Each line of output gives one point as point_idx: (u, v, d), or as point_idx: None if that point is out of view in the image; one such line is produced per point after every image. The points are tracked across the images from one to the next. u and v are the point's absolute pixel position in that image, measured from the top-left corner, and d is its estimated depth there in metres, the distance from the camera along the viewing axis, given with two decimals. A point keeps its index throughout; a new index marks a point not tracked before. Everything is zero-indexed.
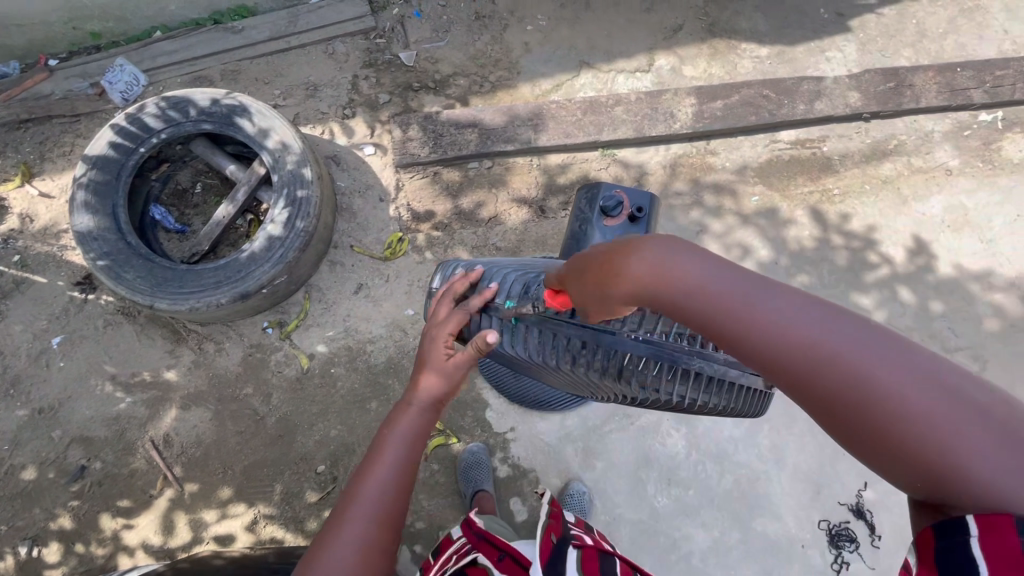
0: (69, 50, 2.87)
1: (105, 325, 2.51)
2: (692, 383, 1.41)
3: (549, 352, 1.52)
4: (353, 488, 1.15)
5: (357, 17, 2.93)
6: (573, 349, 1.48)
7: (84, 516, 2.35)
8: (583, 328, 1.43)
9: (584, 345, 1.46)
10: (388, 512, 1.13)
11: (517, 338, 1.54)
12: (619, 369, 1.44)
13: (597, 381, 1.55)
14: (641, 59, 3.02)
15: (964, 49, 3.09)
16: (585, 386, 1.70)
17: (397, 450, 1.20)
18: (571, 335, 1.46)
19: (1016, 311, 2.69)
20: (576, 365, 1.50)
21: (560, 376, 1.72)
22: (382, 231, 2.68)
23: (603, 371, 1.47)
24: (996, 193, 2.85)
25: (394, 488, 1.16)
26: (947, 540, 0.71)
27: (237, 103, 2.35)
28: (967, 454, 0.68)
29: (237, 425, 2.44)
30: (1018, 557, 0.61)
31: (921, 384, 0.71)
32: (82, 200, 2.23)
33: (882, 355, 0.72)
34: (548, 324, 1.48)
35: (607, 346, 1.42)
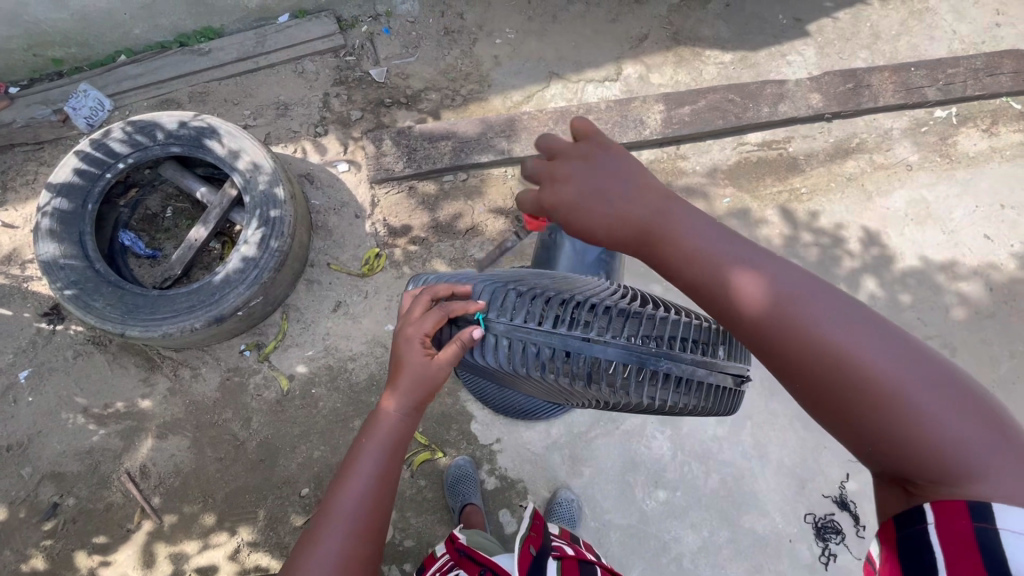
0: (30, 77, 2.81)
1: (75, 355, 2.44)
2: (663, 385, 1.42)
3: (518, 361, 1.43)
4: (329, 502, 1.16)
5: (326, 35, 2.93)
6: (543, 357, 1.41)
7: (58, 555, 2.27)
8: (553, 335, 1.39)
9: (554, 352, 1.40)
10: (366, 524, 1.15)
11: (485, 349, 1.43)
12: (589, 375, 1.41)
13: (567, 388, 1.49)
14: (609, 68, 3.08)
15: (916, 49, 3.21)
16: (552, 392, 1.66)
17: (372, 460, 1.19)
18: (541, 343, 1.40)
19: (980, 299, 2.78)
20: (545, 374, 1.42)
21: (524, 384, 1.64)
22: (359, 248, 2.67)
23: (573, 378, 1.42)
24: (955, 186, 2.96)
25: (370, 499, 1.17)
26: (905, 531, 0.85)
27: (205, 125, 2.32)
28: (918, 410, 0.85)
29: (217, 451, 2.39)
30: (972, 544, 0.77)
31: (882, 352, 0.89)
32: (47, 228, 2.17)
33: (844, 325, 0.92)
34: (517, 333, 1.40)
35: (575, 353, 1.40)
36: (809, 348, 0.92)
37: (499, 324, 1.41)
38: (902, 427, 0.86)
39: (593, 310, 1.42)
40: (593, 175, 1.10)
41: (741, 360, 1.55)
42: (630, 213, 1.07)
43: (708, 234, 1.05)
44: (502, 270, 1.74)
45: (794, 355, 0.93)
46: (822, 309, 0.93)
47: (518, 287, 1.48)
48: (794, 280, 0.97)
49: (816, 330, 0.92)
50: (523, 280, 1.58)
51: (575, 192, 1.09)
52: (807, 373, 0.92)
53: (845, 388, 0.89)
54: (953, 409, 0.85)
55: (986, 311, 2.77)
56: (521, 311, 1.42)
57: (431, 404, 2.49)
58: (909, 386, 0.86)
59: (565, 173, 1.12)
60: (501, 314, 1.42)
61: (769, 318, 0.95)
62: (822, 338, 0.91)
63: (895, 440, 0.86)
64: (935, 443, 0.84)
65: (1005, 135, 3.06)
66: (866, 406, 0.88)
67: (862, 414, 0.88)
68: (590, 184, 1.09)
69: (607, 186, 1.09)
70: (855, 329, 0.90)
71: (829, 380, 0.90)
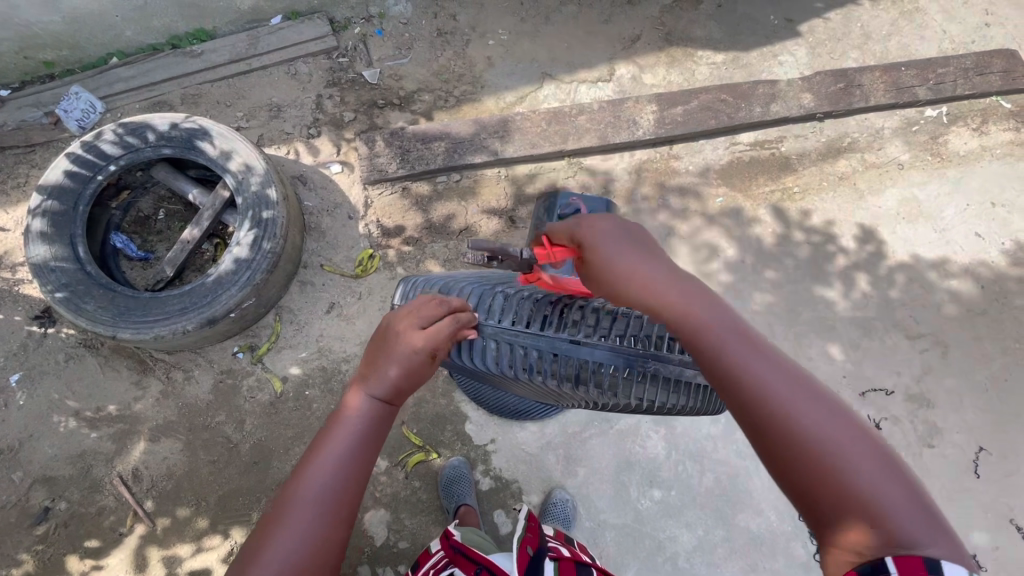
0: (21, 79, 2.81)
1: (67, 359, 2.43)
2: (651, 385, 1.45)
3: (507, 363, 1.46)
4: (287, 496, 1.02)
5: (319, 37, 2.92)
6: (530, 359, 1.44)
7: (50, 559, 2.26)
8: (540, 337, 1.42)
9: (541, 354, 1.43)
10: (325, 528, 1.00)
11: (476, 352, 1.46)
12: (577, 377, 1.44)
13: (556, 390, 1.52)
14: (602, 69, 3.09)
15: (906, 49, 3.24)
16: (544, 393, 1.68)
17: (341, 448, 1.07)
18: (529, 346, 1.43)
19: (971, 296, 2.80)
20: (533, 376, 1.46)
21: (516, 386, 1.67)
22: (352, 249, 2.67)
23: (560, 379, 1.46)
24: (946, 184, 2.97)
25: (333, 497, 1.02)
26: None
27: (197, 126, 2.32)
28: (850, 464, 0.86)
29: (210, 454, 2.38)
30: None
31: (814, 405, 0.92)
32: (37, 231, 2.16)
33: (783, 377, 0.94)
34: (505, 335, 1.43)
35: (563, 355, 1.42)
36: (758, 395, 0.93)
37: (487, 327, 1.43)
38: (837, 478, 0.86)
39: (579, 312, 1.44)
40: (619, 225, 1.20)
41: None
42: (629, 258, 1.12)
43: (684, 288, 1.07)
44: (494, 273, 1.77)
45: (743, 399, 0.94)
46: (769, 364, 0.96)
47: (507, 289, 1.51)
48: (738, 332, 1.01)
49: (764, 380, 0.94)
50: (511, 284, 1.62)
51: (600, 232, 1.18)
52: (754, 418, 0.92)
53: (786, 438, 0.89)
54: (882, 478, 0.85)
55: (977, 308, 2.79)
56: (508, 314, 1.44)
57: (426, 405, 2.48)
58: (837, 440, 0.88)
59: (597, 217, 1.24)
60: (490, 317, 1.44)
61: (724, 357, 0.97)
62: (769, 388, 0.93)
63: (819, 489, 0.86)
64: (862, 502, 0.84)
65: (995, 134, 3.08)
66: (804, 458, 0.88)
67: (798, 467, 0.88)
68: (615, 229, 1.19)
69: (624, 237, 1.17)
70: (796, 387, 0.93)
71: (771, 429, 0.90)
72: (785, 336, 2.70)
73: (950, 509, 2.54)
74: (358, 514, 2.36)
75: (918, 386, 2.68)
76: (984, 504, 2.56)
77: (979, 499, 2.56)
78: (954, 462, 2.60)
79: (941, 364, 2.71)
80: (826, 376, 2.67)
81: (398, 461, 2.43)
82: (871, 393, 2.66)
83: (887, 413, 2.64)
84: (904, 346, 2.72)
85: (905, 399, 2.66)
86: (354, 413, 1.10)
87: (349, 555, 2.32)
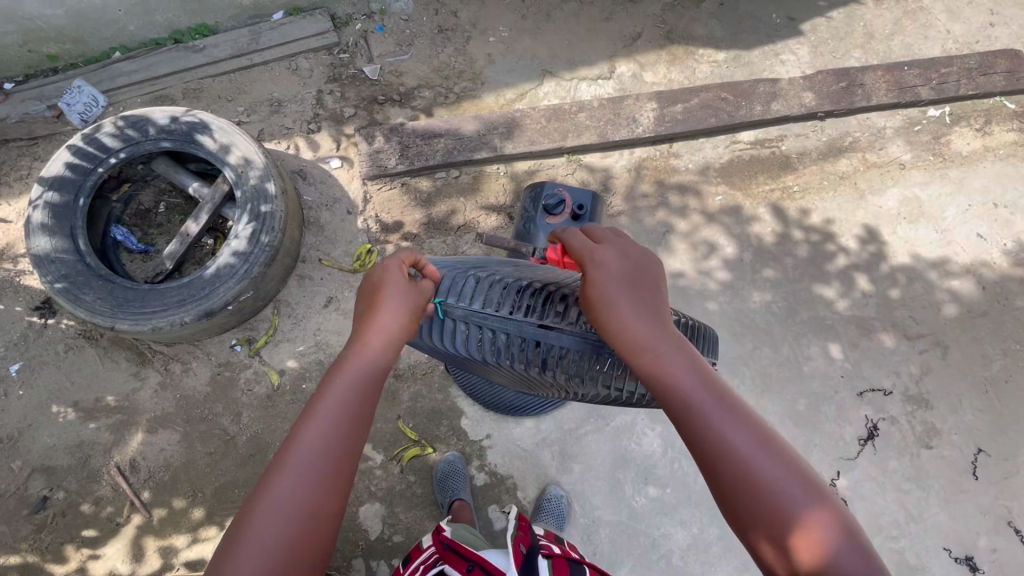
0: (26, 73, 2.83)
1: (67, 349, 2.45)
2: (618, 371, 1.43)
3: (474, 347, 1.45)
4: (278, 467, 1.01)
5: (320, 33, 2.93)
6: (498, 342, 1.43)
7: (47, 548, 2.28)
8: (510, 321, 1.41)
9: (510, 337, 1.42)
10: (319, 499, 1.00)
11: (444, 334, 1.45)
12: (543, 360, 1.43)
13: (524, 374, 1.51)
14: (602, 66, 3.08)
15: (910, 49, 3.21)
16: (514, 379, 1.68)
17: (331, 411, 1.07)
18: (498, 329, 1.42)
19: (972, 296, 2.79)
20: (501, 359, 1.45)
21: (481, 370, 1.67)
22: (350, 244, 2.68)
23: (527, 363, 1.44)
24: (948, 185, 2.95)
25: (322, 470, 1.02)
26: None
27: (197, 120, 2.34)
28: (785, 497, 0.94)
29: (207, 445, 2.39)
30: None
31: (760, 444, 0.98)
32: (38, 222, 2.18)
33: (733, 418, 1.01)
34: (474, 317, 1.41)
35: (531, 338, 1.41)
36: (720, 448, 0.98)
37: (457, 309, 1.42)
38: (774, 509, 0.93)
39: (547, 296, 1.43)
40: (628, 264, 1.17)
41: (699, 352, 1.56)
42: (622, 293, 1.14)
43: (665, 336, 1.10)
44: (470, 258, 1.77)
45: (707, 450, 0.99)
46: (737, 419, 1.01)
47: (479, 274, 1.49)
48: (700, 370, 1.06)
49: (726, 435, 0.99)
50: (482, 268, 1.61)
51: (599, 258, 1.19)
52: (716, 469, 0.98)
53: (745, 491, 0.95)
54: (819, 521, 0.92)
55: (977, 309, 2.77)
56: (479, 296, 1.43)
57: (422, 400, 2.49)
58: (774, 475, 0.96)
59: (607, 251, 1.20)
60: (460, 300, 1.42)
61: (694, 409, 1.02)
62: (727, 436, 0.99)
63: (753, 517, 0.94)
64: (807, 552, 0.90)
65: (997, 134, 3.06)
66: (758, 511, 0.94)
67: (752, 518, 0.94)
68: (622, 270, 1.17)
69: (628, 278, 1.16)
70: (757, 443, 0.98)
71: (725, 467, 0.97)
72: (783, 334, 2.69)
73: (947, 510, 2.53)
74: (354, 507, 2.37)
75: (917, 387, 2.66)
76: (982, 506, 2.54)
77: (976, 500, 2.55)
78: (952, 463, 2.59)
79: (940, 365, 2.69)
80: (824, 375, 2.66)
81: (393, 455, 2.44)
82: (870, 393, 2.65)
83: (885, 413, 2.62)
84: (902, 346, 2.71)
85: (903, 399, 2.65)
86: (347, 373, 1.11)
87: (343, 548, 2.33)
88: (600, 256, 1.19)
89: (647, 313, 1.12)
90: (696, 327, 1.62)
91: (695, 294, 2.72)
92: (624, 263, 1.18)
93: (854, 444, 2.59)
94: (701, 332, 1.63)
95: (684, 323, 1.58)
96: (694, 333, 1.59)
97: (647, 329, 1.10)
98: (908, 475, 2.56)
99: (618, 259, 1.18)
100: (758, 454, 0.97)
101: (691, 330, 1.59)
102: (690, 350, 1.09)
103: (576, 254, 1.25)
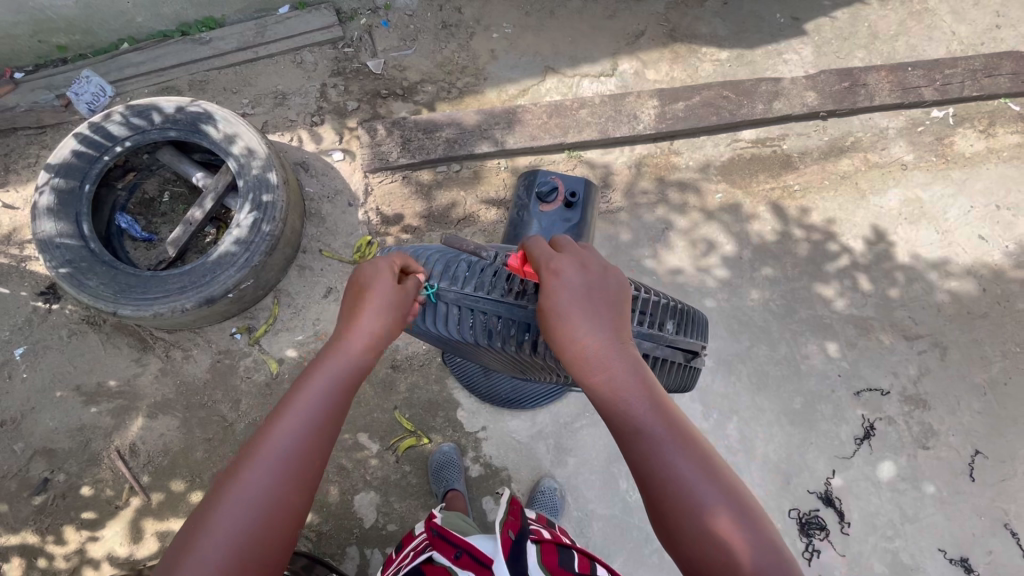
0: (36, 63, 2.87)
1: (70, 335, 2.48)
2: None
3: (468, 329, 1.49)
4: (246, 455, 1.03)
5: (325, 27, 2.96)
6: (489, 325, 1.46)
7: (47, 529, 2.31)
8: (501, 304, 1.41)
9: (501, 320, 1.44)
10: (283, 492, 1.02)
11: (438, 317, 1.49)
12: (533, 343, 1.44)
13: (516, 356, 1.54)
14: (604, 64, 3.10)
15: (914, 50, 3.21)
16: (508, 361, 1.70)
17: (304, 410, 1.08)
18: (489, 312, 1.43)
19: (972, 297, 2.77)
20: (494, 341, 1.49)
21: (479, 353, 1.71)
22: (351, 236, 2.70)
23: (520, 345, 1.46)
24: (950, 186, 2.94)
25: (289, 461, 1.04)
26: None
27: (202, 110, 2.37)
28: (715, 512, 0.97)
29: (206, 431, 2.42)
30: None
31: (696, 461, 1.01)
32: (44, 207, 2.22)
33: (672, 435, 1.04)
34: (466, 300, 1.43)
35: (521, 321, 1.42)
36: (662, 469, 1.01)
37: (449, 293, 1.44)
38: (705, 525, 0.96)
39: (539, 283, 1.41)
40: (587, 278, 1.18)
41: (690, 335, 1.57)
42: (579, 311, 1.14)
43: (617, 355, 1.11)
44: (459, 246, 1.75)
45: (648, 470, 1.01)
46: (680, 440, 1.03)
47: (473, 257, 1.50)
48: (646, 389, 1.08)
49: (669, 457, 1.01)
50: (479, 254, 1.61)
51: (558, 272, 1.18)
52: (655, 489, 1.00)
53: (681, 508, 0.98)
54: (746, 533, 0.95)
55: (978, 311, 2.76)
56: (471, 280, 1.44)
57: (418, 391, 2.51)
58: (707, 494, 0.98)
59: (565, 261, 1.20)
60: (453, 283, 1.44)
61: (640, 430, 1.04)
62: (668, 458, 1.01)
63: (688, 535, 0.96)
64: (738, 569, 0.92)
65: (1002, 136, 3.05)
66: (692, 531, 0.96)
67: (686, 539, 0.97)
68: (581, 284, 1.17)
69: (586, 292, 1.16)
70: (697, 464, 1.01)
71: (663, 487, 1.00)
72: (781, 333, 2.69)
73: (943, 511, 2.52)
74: (349, 496, 2.39)
75: (915, 387, 2.65)
76: (978, 508, 2.53)
77: (973, 502, 2.54)
78: (949, 464, 2.58)
79: (938, 365, 2.69)
80: (821, 374, 2.65)
81: (389, 445, 2.46)
82: (867, 393, 2.64)
83: (881, 413, 2.62)
84: (901, 346, 2.70)
85: (901, 400, 2.64)
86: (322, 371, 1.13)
87: (338, 536, 2.35)
88: (560, 267, 1.19)
89: (604, 332, 1.13)
90: (687, 311, 1.62)
91: (694, 290, 2.73)
92: (585, 277, 1.18)
93: (850, 443, 2.58)
94: (691, 316, 1.64)
95: (676, 307, 1.58)
96: (685, 317, 1.60)
97: (600, 348, 1.11)
98: (904, 475, 2.55)
99: (578, 273, 1.18)
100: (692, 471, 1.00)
101: (682, 314, 1.59)
102: (640, 368, 1.11)
103: (534, 262, 1.25)
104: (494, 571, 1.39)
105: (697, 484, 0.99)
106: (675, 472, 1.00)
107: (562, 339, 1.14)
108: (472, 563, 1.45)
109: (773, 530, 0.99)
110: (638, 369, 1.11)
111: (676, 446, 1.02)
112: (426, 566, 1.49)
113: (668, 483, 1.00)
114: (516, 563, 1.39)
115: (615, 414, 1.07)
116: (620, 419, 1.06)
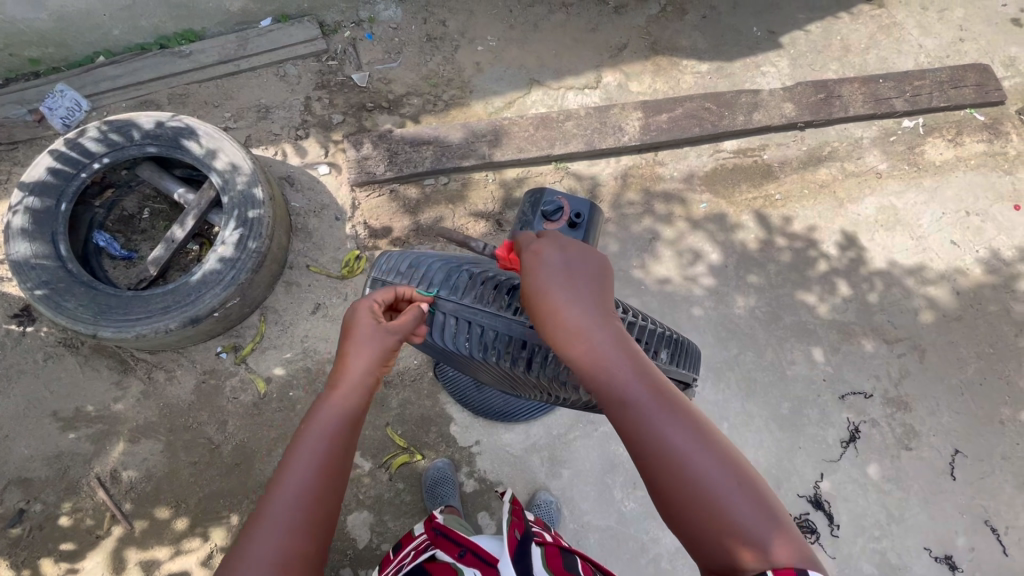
0: (7, 76, 2.79)
1: (46, 358, 2.39)
2: None
3: (463, 341, 1.46)
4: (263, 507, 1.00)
5: (308, 40, 2.94)
6: (486, 339, 1.44)
7: (22, 563, 2.22)
8: (499, 318, 1.42)
9: (498, 335, 1.43)
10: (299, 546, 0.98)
11: (434, 327, 1.46)
12: (529, 360, 1.43)
13: (510, 372, 1.52)
14: (588, 76, 3.13)
15: (884, 62, 3.32)
16: (499, 377, 1.70)
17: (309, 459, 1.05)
18: (487, 325, 1.43)
19: (948, 302, 2.87)
20: (488, 356, 1.46)
21: (473, 367, 1.69)
22: (339, 250, 2.67)
23: (514, 362, 1.45)
24: (922, 193, 3.05)
25: (305, 506, 1.01)
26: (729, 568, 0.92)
27: (183, 125, 2.32)
28: (705, 476, 0.97)
29: (192, 455, 2.35)
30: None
31: (683, 426, 1.02)
32: (18, 227, 2.14)
33: (660, 404, 1.05)
34: (464, 312, 1.43)
35: (518, 337, 1.42)
36: (652, 440, 1.01)
37: (448, 303, 1.43)
38: (697, 490, 0.97)
39: None
40: (567, 258, 1.21)
41: (683, 366, 1.56)
42: (561, 290, 1.16)
43: (601, 329, 1.13)
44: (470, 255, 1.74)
45: (637, 441, 1.02)
46: (669, 407, 1.05)
47: (473, 268, 1.51)
48: (630, 361, 1.10)
49: (656, 426, 1.02)
50: (478, 264, 1.62)
51: (539, 255, 1.22)
52: (647, 460, 1.01)
53: (671, 478, 0.98)
54: (739, 498, 0.96)
55: (954, 314, 2.85)
56: (471, 291, 1.44)
57: (410, 407, 2.48)
58: (698, 460, 0.99)
59: (546, 245, 1.25)
60: (451, 293, 1.44)
61: (627, 402, 1.05)
62: (657, 428, 1.02)
63: (680, 504, 0.98)
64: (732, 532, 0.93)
65: (969, 145, 3.17)
66: (685, 502, 0.97)
67: (682, 507, 0.98)
68: (561, 262, 1.21)
69: (565, 270, 1.19)
70: (689, 433, 1.02)
71: (653, 460, 1.00)
72: (767, 339, 2.74)
73: (927, 510, 2.59)
74: (342, 516, 2.35)
75: (897, 389, 2.73)
76: (959, 505, 2.61)
77: (954, 500, 2.61)
78: (931, 464, 2.65)
79: (918, 368, 2.77)
80: (807, 379, 2.71)
81: (382, 462, 2.42)
82: (851, 396, 2.70)
83: (865, 416, 2.68)
84: (882, 350, 2.77)
85: (883, 402, 2.71)
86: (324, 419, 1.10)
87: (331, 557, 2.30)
88: (541, 250, 1.23)
89: (587, 309, 1.15)
90: (680, 342, 1.62)
91: (682, 299, 2.76)
92: (566, 258, 1.21)
93: (837, 446, 2.64)
94: (684, 347, 1.63)
95: (670, 336, 1.58)
96: (678, 348, 1.60)
97: (583, 325, 1.13)
98: (888, 476, 2.62)
99: (558, 254, 1.22)
100: (679, 439, 1.01)
101: (676, 343, 1.59)
102: (625, 340, 1.13)
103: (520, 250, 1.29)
104: (499, 570, 1.39)
105: (687, 451, 1.00)
106: (663, 440, 1.01)
107: (546, 319, 1.16)
108: (477, 561, 1.45)
109: (769, 492, 0.99)
110: (621, 342, 1.12)
111: (664, 415, 1.03)
112: (430, 564, 1.50)
113: (658, 454, 1.00)
114: (520, 563, 1.38)
115: (601, 390, 1.08)
116: (607, 394, 1.07)
